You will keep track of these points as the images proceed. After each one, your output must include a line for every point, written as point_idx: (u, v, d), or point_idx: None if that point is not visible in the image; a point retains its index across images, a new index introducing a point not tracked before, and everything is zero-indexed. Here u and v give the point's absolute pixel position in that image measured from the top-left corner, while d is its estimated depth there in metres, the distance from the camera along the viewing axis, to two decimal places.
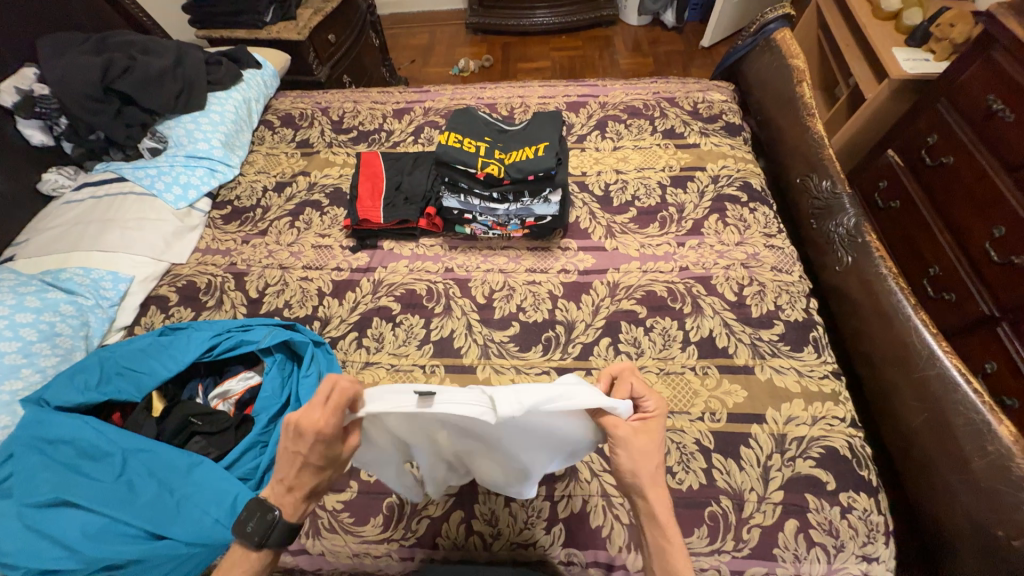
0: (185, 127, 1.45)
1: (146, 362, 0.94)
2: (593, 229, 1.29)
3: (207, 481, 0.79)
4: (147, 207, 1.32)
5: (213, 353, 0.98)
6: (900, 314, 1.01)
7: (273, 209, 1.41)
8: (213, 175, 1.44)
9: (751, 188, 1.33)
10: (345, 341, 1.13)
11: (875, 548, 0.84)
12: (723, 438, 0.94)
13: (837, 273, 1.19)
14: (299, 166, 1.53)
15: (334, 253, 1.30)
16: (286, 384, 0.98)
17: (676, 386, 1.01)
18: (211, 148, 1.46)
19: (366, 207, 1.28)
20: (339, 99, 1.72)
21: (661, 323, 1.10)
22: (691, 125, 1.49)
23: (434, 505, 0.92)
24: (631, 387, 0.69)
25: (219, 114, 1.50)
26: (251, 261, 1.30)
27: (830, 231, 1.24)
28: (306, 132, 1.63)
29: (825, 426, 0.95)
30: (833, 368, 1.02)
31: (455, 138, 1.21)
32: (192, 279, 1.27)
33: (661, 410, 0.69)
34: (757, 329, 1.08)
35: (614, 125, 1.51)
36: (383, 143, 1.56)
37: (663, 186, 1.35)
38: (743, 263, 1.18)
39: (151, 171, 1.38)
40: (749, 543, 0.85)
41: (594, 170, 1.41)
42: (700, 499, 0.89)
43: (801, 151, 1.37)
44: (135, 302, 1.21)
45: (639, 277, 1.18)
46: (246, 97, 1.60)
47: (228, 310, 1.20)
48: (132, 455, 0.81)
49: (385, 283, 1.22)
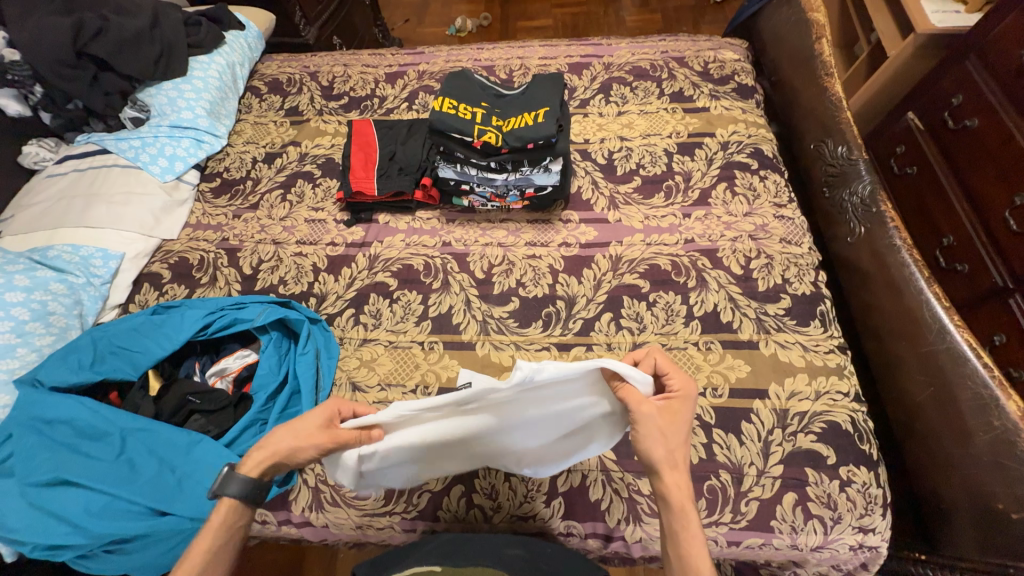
0: (167, 95, 1.38)
1: (141, 341, 0.92)
2: (596, 200, 1.24)
3: (208, 459, 0.79)
4: (133, 181, 1.28)
5: (208, 331, 0.97)
6: (912, 288, 0.98)
7: (263, 181, 1.37)
8: (199, 146, 1.38)
9: (762, 154, 1.27)
10: (342, 318, 1.11)
11: (871, 519, 0.85)
12: (724, 413, 0.94)
13: (849, 244, 1.15)
14: (289, 135, 1.46)
15: (328, 228, 1.26)
16: (283, 362, 0.99)
17: (677, 362, 1.00)
18: (196, 118, 1.39)
19: (359, 178, 1.23)
20: (329, 63, 1.63)
21: (664, 298, 1.08)
22: (700, 87, 1.40)
23: (435, 479, 0.93)
24: (654, 364, 0.73)
25: (203, 80, 1.43)
26: (244, 236, 1.26)
27: (843, 200, 1.19)
28: (295, 99, 1.55)
29: (828, 402, 0.94)
30: (839, 342, 1.00)
31: (449, 104, 1.11)
32: (184, 255, 1.24)
33: (685, 391, 0.71)
34: (762, 303, 1.05)
35: (619, 88, 1.43)
36: (376, 110, 1.48)
37: (670, 154, 1.29)
38: (751, 235, 1.14)
39: (135, 142, 1.33)
40: (746, 515, 0.86)
41: (597, 136, 1.34)
42: (699, 474, 0.89)
43: (816, 115, 1.30)
44: (127, 280, 1.18)
45: (642, 251, 1.15)
46: (229, 61, 1.52)
47: (222, 287, 1.18)
48: (130, 434, 0.80)
49: (382, 258, 1.19)
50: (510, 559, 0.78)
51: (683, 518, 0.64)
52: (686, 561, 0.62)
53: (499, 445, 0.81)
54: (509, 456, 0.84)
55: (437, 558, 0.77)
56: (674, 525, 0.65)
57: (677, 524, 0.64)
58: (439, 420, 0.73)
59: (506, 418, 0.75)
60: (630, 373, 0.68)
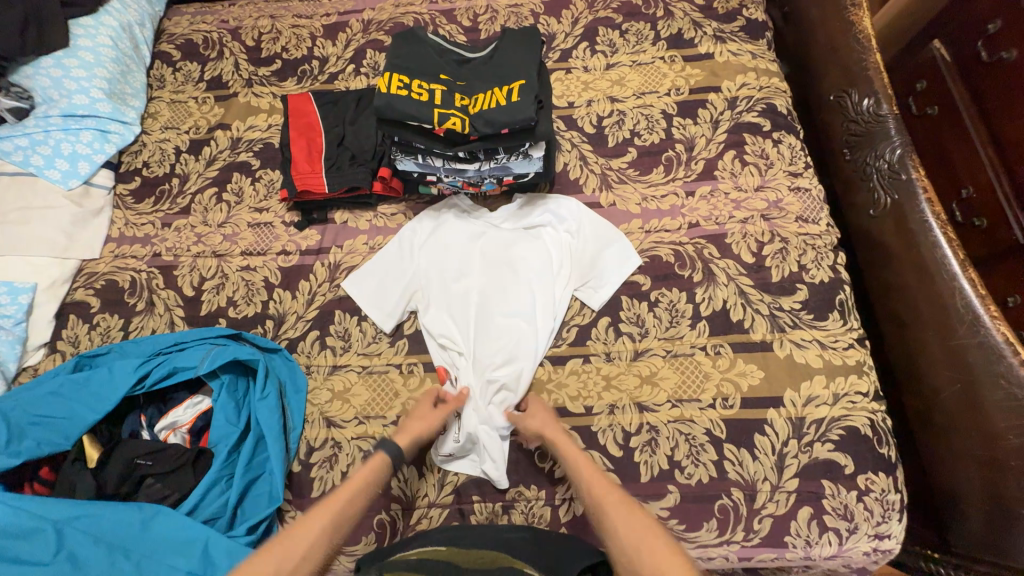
0: (49, 75, 1.11)
1: (64, 406, 0.80)
2: (585, 179, 1.07)
3: (169, 533, 0.74)
4: (31, 192, 1.07)
5: (147, 383, 0.83)
6: (944, 273, 0.87)
7: (191, 177, 1.15)
8: (106, 139, 1.14)
9: (775, 111, 1.08)
10: (306, 343, 0.98)
11: (888, 526, 0.81)
12: (736, 426, 0.86)
13: (871, 217, 1.01)
14: (215, 115, 1.21)
15: (276, 233, 1.08)
16: (242, 408, 0.87)
17: (684, 370, 0.90)
18: (93, 102, 1.13)
19: (303, 174, 1.03)
20: (251, 15, 1.33)
21: (667, 296, 0.96)
22: (703, 26, 1.17)
23: (428, 519, 0.86)
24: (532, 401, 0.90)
25: (92, 52, 1.15)
26: (179, 250, 1.08)
27: (866, 163, 1.03)
28: (216, 66, 1.28)
29: (847, 405, 0.86)
30: (858, 335, 0.91)
31: (399, 82, 0.88)
32: (112, 278, 1.06)
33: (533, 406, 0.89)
34: (776, 297, 0.94)
35: (606, 33, 1.19)
36: (317, 76, 1.23)
37: (669, 116, 1.10)
38: (763, 215, 1.00)
39: (21, 141, 1.09)
40: (759, 533, 0.82)
41: (583, 98, 1.14)
42: (710, 493, 0.84)
43: (838, 57, 1.10)
44: (47, 315, 1.01)
45: (640, 240, 1.00)
46: (123, 22, 1.22)
47: (162, 315, 1.02)
48: (68, 523, 0.72)
49: (344, 267, 1.03)
50: (511, 540, 0.77)
51: (612, 519, 0.68)
52: (637, 547, 0.64)
53: (504, 281, 0.99)
54: (515, 297, 0.97)
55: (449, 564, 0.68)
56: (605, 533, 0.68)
57: (610, 529, 0.68)
58: (462, 257, 1.01)
59: (508, 253, 1.01)
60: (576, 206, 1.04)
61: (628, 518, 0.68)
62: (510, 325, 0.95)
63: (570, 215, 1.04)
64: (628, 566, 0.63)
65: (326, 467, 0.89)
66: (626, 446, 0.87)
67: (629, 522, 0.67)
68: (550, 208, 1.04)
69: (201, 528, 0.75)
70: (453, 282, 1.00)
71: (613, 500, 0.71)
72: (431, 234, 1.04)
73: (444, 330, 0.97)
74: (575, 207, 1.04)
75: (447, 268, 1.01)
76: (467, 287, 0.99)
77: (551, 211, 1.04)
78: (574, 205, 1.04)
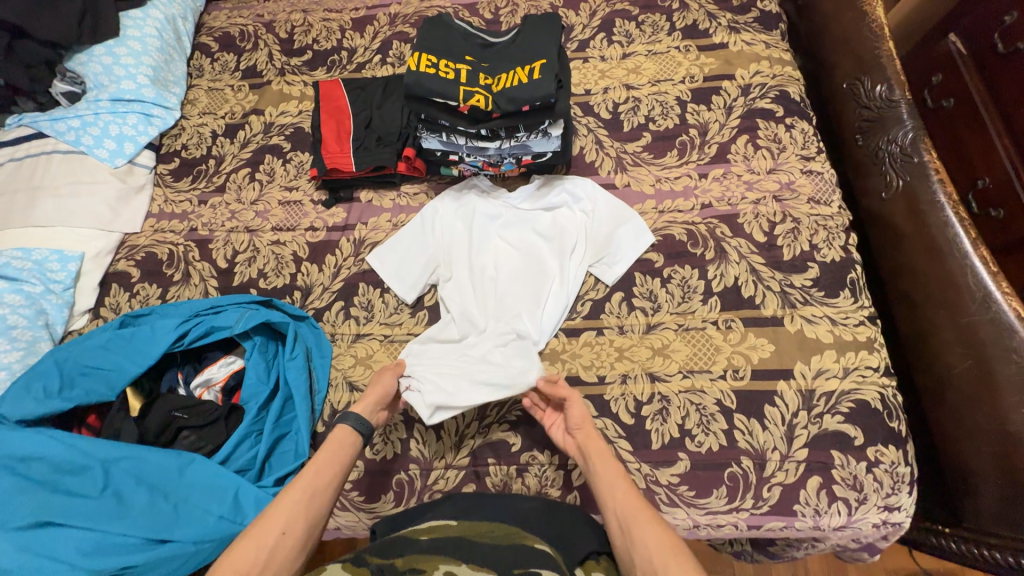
0: (101, 62, 1.19)
1: (110, 359, 0.86)
2: (601, 162, 1.10)
3: (202, 480, 0.79)
4: (81, 168, 1.14)
5: (186, 341, 0.89)
6: (955, 252, 0.88)
7: (227, 159, 1.21)
8: (149, 122, 1.22)
9: (788, 98, 1.11)
10: (331, 312, 1.02)
11: (898, 498, 0.82)
12: (746, 397, 0.88)
13: (882, 200, 1.03)
14: (249, 102, 1.28)
15: (305, 210, 1.13)
16: (272, 368, 0.92)
17: (696, 343, 0.93)
18: (139, 87, 1.21)
19: (332, 153, 1.09)
20: (285, 9, 1.40)
21: (680, 273, 0.98)
22: (717, 18, 1.21)
23: (445, 480, 0.90)
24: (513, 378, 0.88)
25: (139, 41, 1.23)
26: (214, 225, 1.14)
27: (878, 148, 1.05)
28: (251, 56, 1.35)
29: (857, 378, 0.88)
30: (870, 313, 0.92)
31: (427, 61, 0.94)
32: (152, 250, 1.12)
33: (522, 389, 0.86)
34: (787, 274, 0.96)
35: (623, 25, 1.23)
36: (346, 66, 1.29)
37: (683, 103, 1.13)
38: (775, 196, 1.03)
39: (73, 122, 1.17)
40: (768, 501, 0.84)
41: (599, 86, 1.18)
42: (720, 461, 0.85)
43: (850, 46, 1.13)
44: (93, 283, 1.08)
45: (654, 220, 1.04)
46: (168, 15, 1.31)
47: (198, 285, 1.08)
48: (113, 464, 0.78)
49: (368, 242, 1.08)
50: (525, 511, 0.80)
51: (641, 536, 0.65)
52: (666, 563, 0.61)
53: (522, 256, 1.03)
54: (532, 271, 1.01)
55: (460, 549, 0.65)
56: (633, 548, 0.65)
57: (636, 540, 0.65)
58: (483, 233, 1.06)
59: (526, 230, 1.05)
60: (591, 185, 1.07)
61: (658, 537, 0.64)
62: (526, 295, 0.99)
63: (587, 193, 1.07)
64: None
65: None
66: (638, 415, 0.89)
67: (658, 542, 0.64)
68: (567, 186, 1.08)
69: (233, 477, 0.79)
70: (472, 255, 1.04)
71: (646, 517, 0.67)
72: (451, 210, 1.08)
73: (463, 300, 1.01)
74: (592, 186, 1.07)
75: (466, 242, 1.05)
76: (486, 260, 1.04)
77: (570, 190, 1.08)
78: (591, 184, 1.07)
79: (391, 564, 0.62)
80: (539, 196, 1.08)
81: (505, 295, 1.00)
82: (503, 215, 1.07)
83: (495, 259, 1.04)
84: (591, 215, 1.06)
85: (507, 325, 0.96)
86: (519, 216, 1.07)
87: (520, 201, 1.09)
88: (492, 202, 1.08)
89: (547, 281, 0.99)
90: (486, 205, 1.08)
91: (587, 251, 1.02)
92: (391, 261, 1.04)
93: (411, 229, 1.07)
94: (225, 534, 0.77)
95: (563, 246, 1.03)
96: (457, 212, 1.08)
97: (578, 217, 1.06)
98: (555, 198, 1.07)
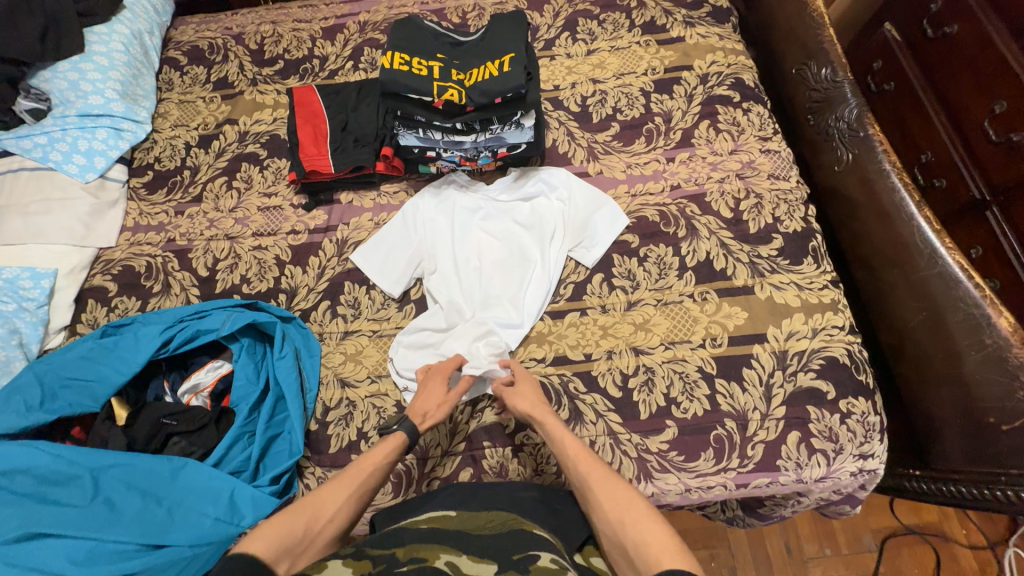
0: (66, 78, 1.18)
1: (94, 369, 0.85)
2: (573, 152, 1.15)
3: (196, 484, 0.79)
4: (49, 185, 1.12)
5: (171, 347, 0.89)
6: (902, 215, 0.94)
7: (202, 169, 1.21)
8: (119, 136, 1.21)
9: (743, 85, 1.19)
10: (318, 312, 1.03)
11: (870, 446, 0.87)
12: (725, 362, 0.93)
13: (836, 173, 1.10)
14: (222, 112, 1.29)
15: (286, 214, 1.14)
16: (261, 369, 0.92)
17: (675, 316, 0.97)
18: (108, 102, 1.21)
19: (310, 156, 1.10)
20: (253, 22, 1.42)
21: (656, 251, 1.03)
22: (673, 14, 1.28)
23: (443, 466, 0.91)
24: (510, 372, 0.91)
25: (105, 56, 1.23)
26: (192, 234, 1.13)
27: (828, 126, 1.13)
28: (222, 68, 1.36)
29: (825, 337, 0.93)
30: (832, 277, 0.98)
31: (401, 59, 0.97)
32: (129, 263, 1.11)
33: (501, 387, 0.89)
34: (755, 246, 1.02)
35: (585, 23, 1.29)
36: (318, 73, 1.31)
37: (647, 93, 1.19)
38: (738, 174, 1.09)
39: (40, 139, 1.15)
40: (753, 458, 0.88)
41: (567, 81, 1.23)
42: (705, 425, 0.89)
43: (796, 36, 1.22)
44: (68, 299, 1.06)
45: (627, 204, 1.08)
46: (134, 30, 1.31)
47: (179, 294, 1.07)
48: (103, 472, 0.77)
49: (351, 242, 1.09)
50: (528, 502, 0.79)
51: (594, 497, 0.68)
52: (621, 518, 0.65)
53: (504, 246, 1.06)
54: (514, 259, 1.04)
55: (459, 541, 0.65)
56: (593, 511, 0.68)
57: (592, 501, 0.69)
58: (464, 227, 1.09)
59: (507, 221, 1.08)
60: (565, 174, 1.12)
61: (610, 496, 0.67)
62: (511, 283, 1.02)
63: (562, 182, 1.11)
64: (608, 532, 0.65)
65: (343, 425, 0.93)
66: (625, 387, 0.93)
67: (613, 499, 0.67)
68: (542, 177, 1.12)
69: (227, 479, 0.79)
70: (456, 249, 1.06)
71: (598, 476, 0.70)
72: (431, 207, 1.11)
73: (449, 293, 1.03)
74: (565, 175, 1.11)
75: (449, 236, 1.08)
76: (470, 253, 1.06)
77: (545, 180, 1.12)
78: (564, 173, 1.12)
79: (393, 556, 0.61)
80: (516, 189, 1.12)
81: (490, 284, 1.02)
82: (483, 208, 1.10)
83: (479, 251, 1.07)
84: (567, 202, 1.10)
85: (495, 313, 0.99)
86: (499, 208, 1.10)
87: (498, 194, 1.12)
88: (471, 196, 1.11)
89: (530, 268, 1.03)
90: (466, 200, 1.11)
91: (567, 237, 1.06)
92: (375, 260, 1.06)
93: (392, 228, 1.09)
94: (224, 536, 0.78)
95: (542, 233, 1.06)
96: (438, 209, 1.10)
97: (556, 205, 1.10)
98: (532, 190, 1.11)
